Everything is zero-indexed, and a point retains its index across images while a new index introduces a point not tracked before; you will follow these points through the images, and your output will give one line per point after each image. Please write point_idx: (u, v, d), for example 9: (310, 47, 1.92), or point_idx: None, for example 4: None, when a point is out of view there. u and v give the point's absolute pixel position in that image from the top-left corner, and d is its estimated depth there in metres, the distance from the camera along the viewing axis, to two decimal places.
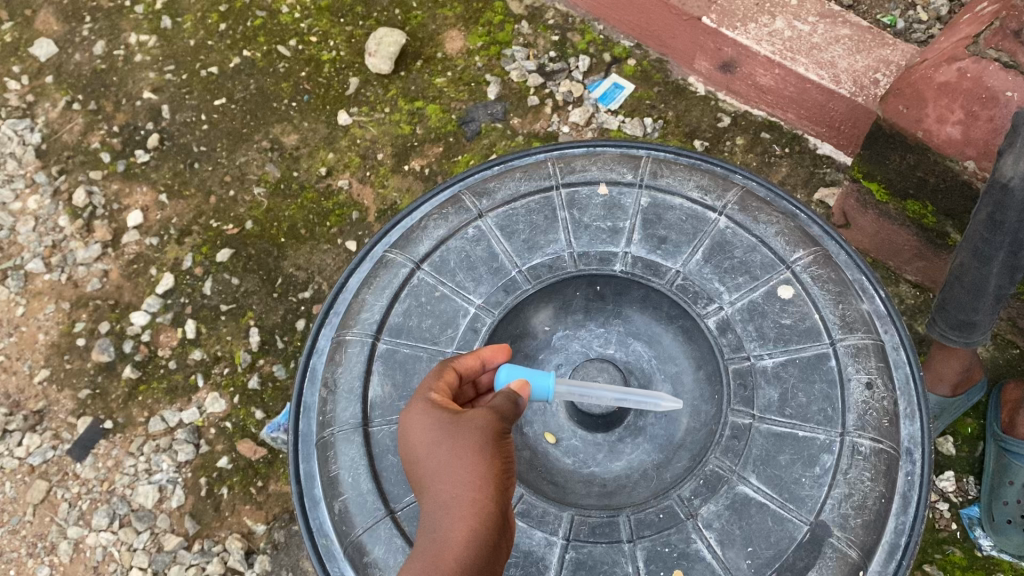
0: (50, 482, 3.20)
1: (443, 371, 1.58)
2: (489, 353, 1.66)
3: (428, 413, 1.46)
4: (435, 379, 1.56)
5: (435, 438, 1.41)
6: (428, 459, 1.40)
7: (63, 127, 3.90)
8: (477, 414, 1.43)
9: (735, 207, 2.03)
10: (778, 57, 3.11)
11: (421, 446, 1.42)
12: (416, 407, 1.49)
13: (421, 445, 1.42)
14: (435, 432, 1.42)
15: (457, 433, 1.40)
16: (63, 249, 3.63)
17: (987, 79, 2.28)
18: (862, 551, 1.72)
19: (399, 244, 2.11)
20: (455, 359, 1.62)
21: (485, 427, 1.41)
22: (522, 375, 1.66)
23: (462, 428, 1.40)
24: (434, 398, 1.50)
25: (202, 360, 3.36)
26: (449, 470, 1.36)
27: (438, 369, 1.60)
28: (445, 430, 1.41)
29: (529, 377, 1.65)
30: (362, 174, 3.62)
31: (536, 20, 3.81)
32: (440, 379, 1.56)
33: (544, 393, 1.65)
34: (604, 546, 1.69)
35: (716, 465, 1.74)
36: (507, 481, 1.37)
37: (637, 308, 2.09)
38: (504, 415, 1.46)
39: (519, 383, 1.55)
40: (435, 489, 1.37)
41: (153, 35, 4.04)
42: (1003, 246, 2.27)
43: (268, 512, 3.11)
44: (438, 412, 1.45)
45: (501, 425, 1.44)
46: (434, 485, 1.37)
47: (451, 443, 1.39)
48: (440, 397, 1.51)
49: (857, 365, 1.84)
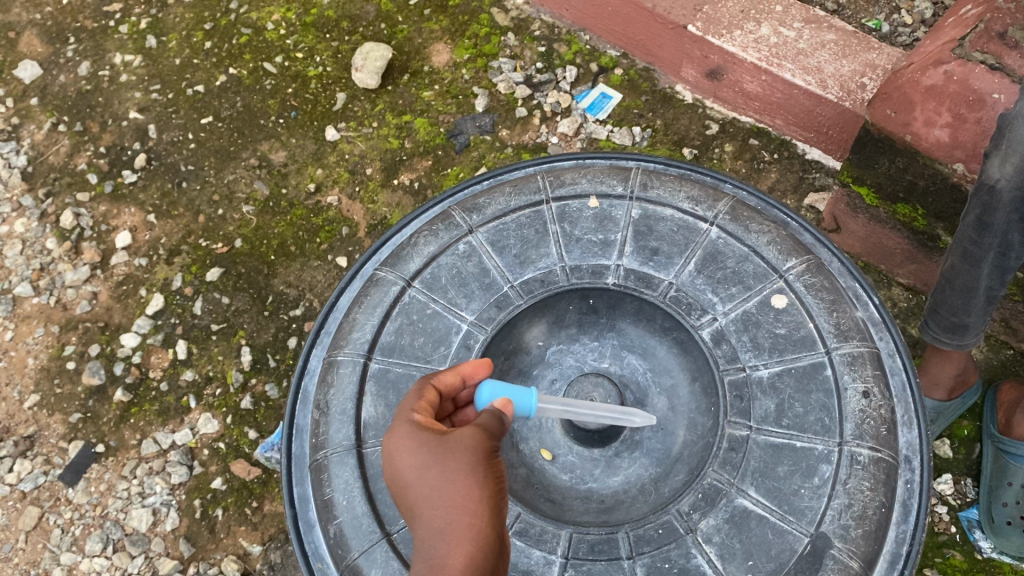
0: (42, 508, 3.15)
1: (424, 389, 1.57)
2: (469, 369, 1.65)
3: (414, 435, 1.44)
4: (416, 399, 1.54)
5: (424, 462, 1.40)
6: (419, 484, 1.38)
7: (49, 149, 3.88)
8: (465, 434, 1.41)
9: (726, 217, 2.02)
10: (765, 63, 3.12)
11: (409, 469, 1.40)
12: (401, 429, 1.47)
13: (410, 469, 1.40)
14: (425, 455, 1.40)
15: (447, 456, 1.38)
16: (51, 272, 3.59)
17: (974, 81, 2.30)
18: (863, 562, 1.70)
19: (389, 261, 2.09)
20: (435, 376, 1.60)
21: (474, 448, 1.39)
22: (505, 394, 1.62)
23: (452, 449, 1.39)
24: (418, 418, 1.48)
25: (193, 381, 3.33)
26: (443, 495, 1.35)
27: (419, 386, 1.58)
28: (434, 452, 1.39)
29: (511, 396, 1.62)
30: (351, 189, 3.61)
31: (522, 31, 3.81)
32: (421, 398, 1.54)
33: (526, 410, 1.62)
34: (603, 563, 1.67)
35: (714, 478, 1.72)
36: (500, 502, 1.36)
37: (630, 320, 2.08)
38: (491, 432, 1.44)
39: (503, 400, 1.52)
40: (428, 514, 1.35)
41: (138, 54, 4.03)
42: (993, 248, 2.25)
43: (263, 533, 3.08)
44: (425, 434, 1.43)
45: (491, 445, 1.42)
46: (427, 510, 1.36)
47: (442, 466, 1.37)
48: (424, 417, 1.49)
49: (853, 374, 1.83)
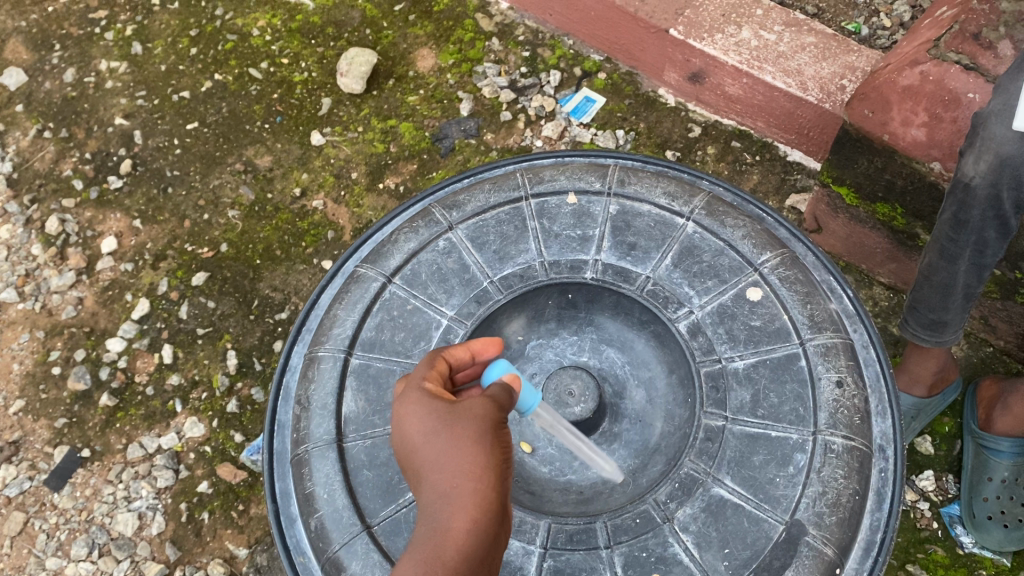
0: (27, 513, 3.14)
1: (434, 363, 1.55)
2: (478, 347, 1.64)
3: (424, 403, 1.42)
4: (426, 372, 1.53)
5: (432, 428, 1.38)
6: (426, 449, 1.36)
7: (34, 155, 3.88)
8: (475, 403, 1.40)
9: (702, 212, 2.06)
10: (746, 66, 3.16)
11: (417, 436, 1.38)
12: (411, 397, 1.45)
13: (417, 434, 1.38)
14: (434, 421, 1.38)
15: (455, 423, 1.36)
16: (37, 278, 3.59)
17: (949, 81, 2.35)
18: (838, 549, 1.72)
19: (370, 258, 2.11)
20: (446, 351, 1.59)
21: (484, 417, 1.38)
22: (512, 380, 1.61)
23: (463, 416, 1.37)
24: (428, 387, 1.46)
25: (179, 385, 3.34)
26: (450, 459, 1.33)
27: (428, 360, 1.56)
28: (443, 419, 1.38)
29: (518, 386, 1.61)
30: (337, 193, 3.63)
31: (506, 36, 3.85)
32: (431, 371, 1.53)
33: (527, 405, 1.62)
34: (581, 553, 1.68)
35: (691, 468, 1.74)
36: (506, 471, 1.34)
37: (609, 315, 2.10)
38: (501, 405, 1.43)
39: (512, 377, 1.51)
40: (433, 479, 1.33)
41: (123, 61, 4.05)
42: (968, 245, 2.26)
43: (249, 536, 3.07)
44: (434, 402, 1.41)
45: (500, 416, 1.41)
46: (432, 474, 1.34)
47: (450, 432, 1.36)
48: (433, 387, 1.48)
49: (826, 364, 1.86)
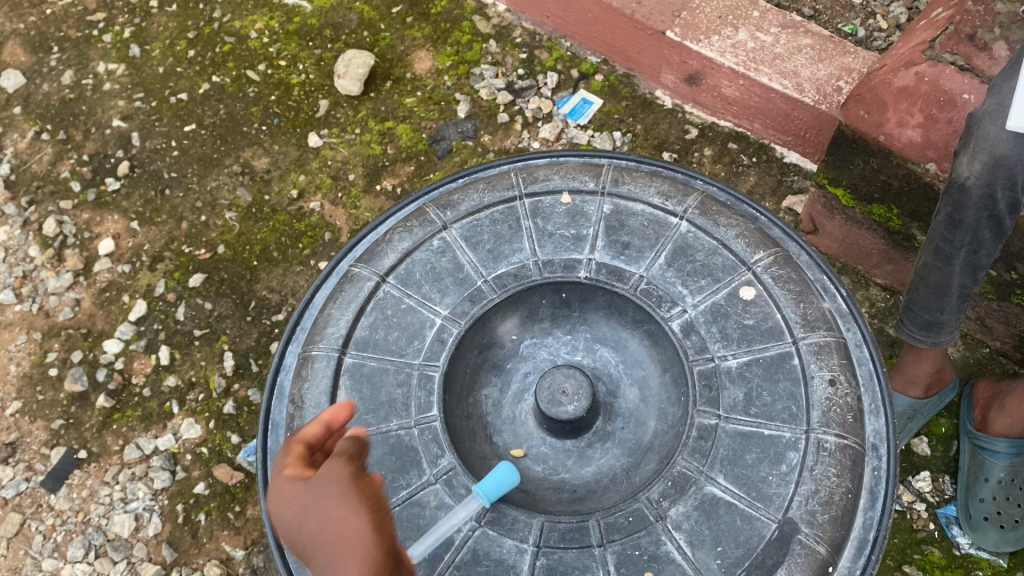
0: (23, 514, 3.14)
1: (288, 449, 1.36)
2: (331, 416, 1.44)
3: (285, 488, 1.23)
4: (284, 457, 1.34)
5: (298, 509, 1.19)
6: (299, 535, 1.17)
7: (32, 157, 3.88)
8: (330, 467, 1.22)
9: (696, 211, 2.06)
10: (742, 67, 3.16)
11: (288, 525, 1.18)
12: (273, 490, 1.26)
13: (286, 526, 1.19)
14: (294, 504, 1.20)
15: (318, 493, 1.18)
16: (34, 279, 3.60)
17: (944, 82, 2.37)
18: (830, 547, 1.73)
19: (364, 258, 2.12)
20: (298, 433, 1.39)
21: (342, 477, 1.20)
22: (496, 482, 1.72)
23: (316, 486, 1.20)
24: (286, 473, 1.27)
25: (176, 387, 3.34)
26: (322, 534, 1.14)
27: (283, 448, 1.37)
28: (306, 493, 1.19)
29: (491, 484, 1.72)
30: (334, 195, 3.63)
31: (503, 38, 3.85)
32: (288, 455, 1.34)
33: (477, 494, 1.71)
34: (574, 551, 1.68)
35: (684, 466, 1.74)
36: (384, 518, 1.16)
37: (603, 314, 2.10)
38: (357, 459, 1.25)
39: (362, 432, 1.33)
40: (316, 562, 1.13)
41: (121, 63, 4.05)
42: (963, 245, 2.26)
43: (246, 537, 3.07)
44: (294, 484, 1.23)
45: (360, 471, 1.23)
46: (312, 561, 1.14)
47: (314, 505, 1.17)
48: (293, 471, 1.29)
49: (819, 363, 1.86)
